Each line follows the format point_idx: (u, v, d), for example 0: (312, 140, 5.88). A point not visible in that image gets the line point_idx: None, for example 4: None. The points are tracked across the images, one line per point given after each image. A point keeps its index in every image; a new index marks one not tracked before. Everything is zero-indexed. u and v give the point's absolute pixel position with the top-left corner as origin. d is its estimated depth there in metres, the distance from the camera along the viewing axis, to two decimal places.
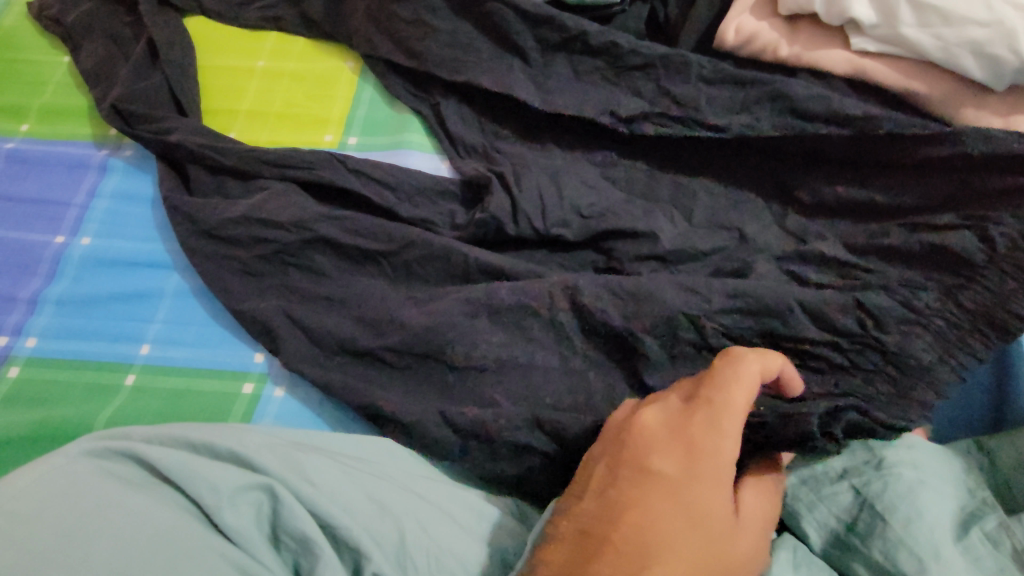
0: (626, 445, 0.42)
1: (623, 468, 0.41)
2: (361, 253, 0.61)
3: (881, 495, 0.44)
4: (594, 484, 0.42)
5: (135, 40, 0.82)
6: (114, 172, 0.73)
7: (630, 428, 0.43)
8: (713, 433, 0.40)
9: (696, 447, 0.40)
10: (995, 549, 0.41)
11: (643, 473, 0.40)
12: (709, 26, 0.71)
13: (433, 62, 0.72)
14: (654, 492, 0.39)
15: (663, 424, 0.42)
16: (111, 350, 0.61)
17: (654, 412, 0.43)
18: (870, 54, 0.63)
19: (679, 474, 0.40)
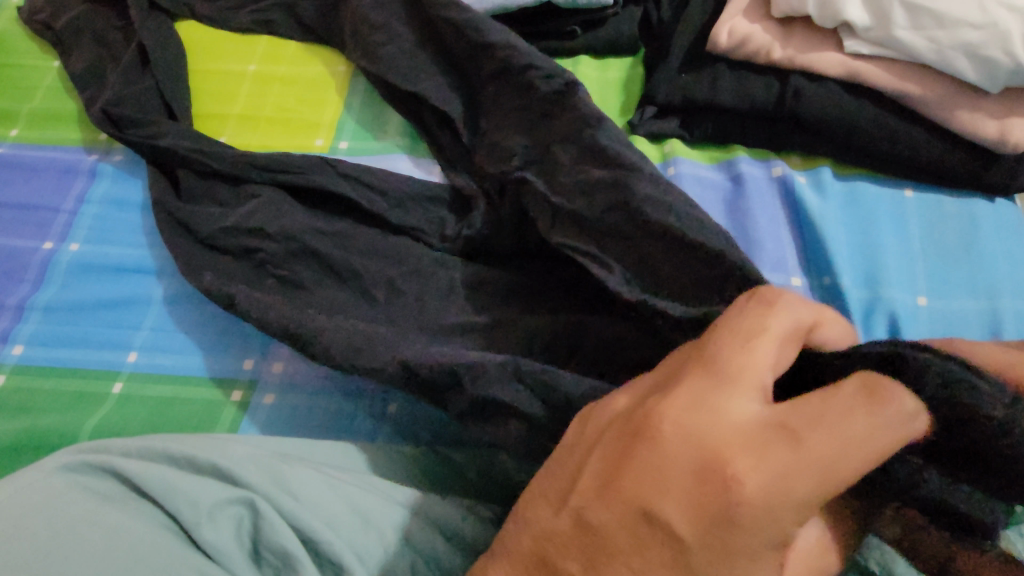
0: (633, 464, 0.33)
1: (625, 498, 0.32)
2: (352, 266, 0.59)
3: None
4: (571, 499, 0.34)
5: (124, 44, 0.81)
6: (104, 177, 0.73)
7: (646, 439, 0.33)
8: (768, 493, 0.30)
9: (736, 509, 0.30)
10: None
11: (648, 517, 0.32)
12: (701, 29, 0.70)
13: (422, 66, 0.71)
14: (655, 547, 0.31)
15: (696, 448, 0.32)
16: (98, 358, 0.61)
17: (695, 427, 0.32)
18: (864, 57, 0.62)
19: (699, 532, 0.31)
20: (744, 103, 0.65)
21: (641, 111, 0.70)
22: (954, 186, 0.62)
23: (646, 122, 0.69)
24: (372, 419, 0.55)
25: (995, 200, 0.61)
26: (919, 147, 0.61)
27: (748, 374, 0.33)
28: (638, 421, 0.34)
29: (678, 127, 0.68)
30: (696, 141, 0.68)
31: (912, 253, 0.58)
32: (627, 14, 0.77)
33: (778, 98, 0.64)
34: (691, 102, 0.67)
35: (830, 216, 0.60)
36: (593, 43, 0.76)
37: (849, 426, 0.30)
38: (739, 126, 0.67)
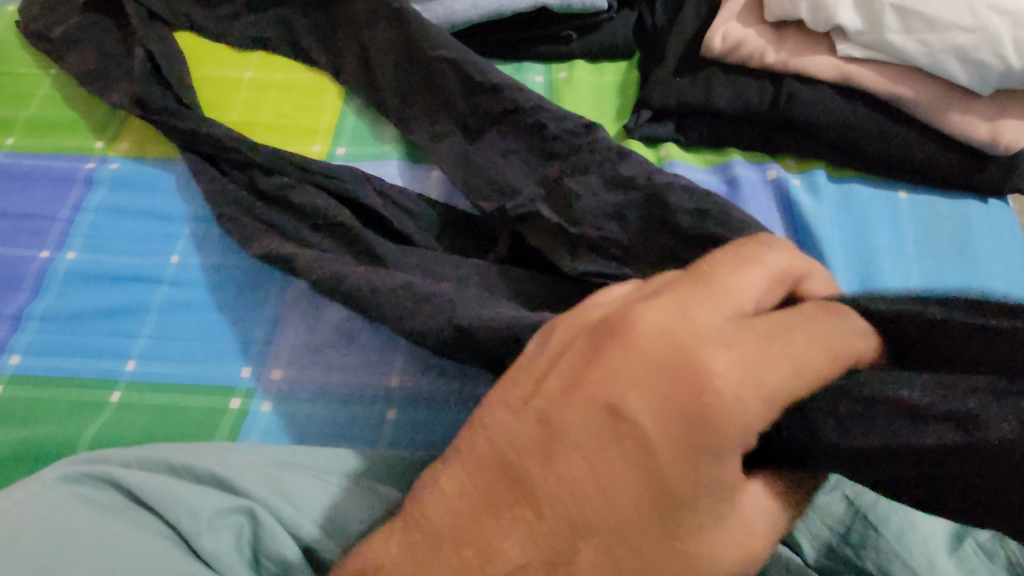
0: (607, 363, 0.35)
1: (593, 392, 0.34)
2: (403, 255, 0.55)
3: (875, 505, 0.45)
4: (537, 400, 0.36)
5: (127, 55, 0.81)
6: (100, 185, 0.72)
7: (621, 337, 0.35)
8: (737, 397, 0.32)
9: (702, 402, 0.32)
10: (988, 559, 0.43)
11: (614, 409, 0.33)
12: (696, 33, 0.71)
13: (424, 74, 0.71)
14: (616, 442, 0.33)
15: (671, 348, 0.34)
16: (96, 367, 0.61)
17: (671, 326, 0.34)
18: (857, 60, 0.62)
19: (661, 424, 0.32)
20: (738, 107, 0.65)
21: (637, 114, 0.70)
22: (947, 187, 0.62)
23: (642, 127, 0.69)
24: (372, 426, 0.56)
25: (988, 201, 0.61)
26: (912, 150, 0.61)
27: (732, 289, 0.35)
28: (623, 330, 0.36)
29: (673, 132, 0.69)
30: (693, 145, 0.68)
31: (906, 253, 0.59)
32: (622, 20, 0.77)
33: (771, 102, 0.64)
34: (687, 106, 0.67)
35: (824, 218, 0.60)
36: (588, 48, 0.77)
37: (816, 342, 0.33)
38: (733, 130, 0.67)
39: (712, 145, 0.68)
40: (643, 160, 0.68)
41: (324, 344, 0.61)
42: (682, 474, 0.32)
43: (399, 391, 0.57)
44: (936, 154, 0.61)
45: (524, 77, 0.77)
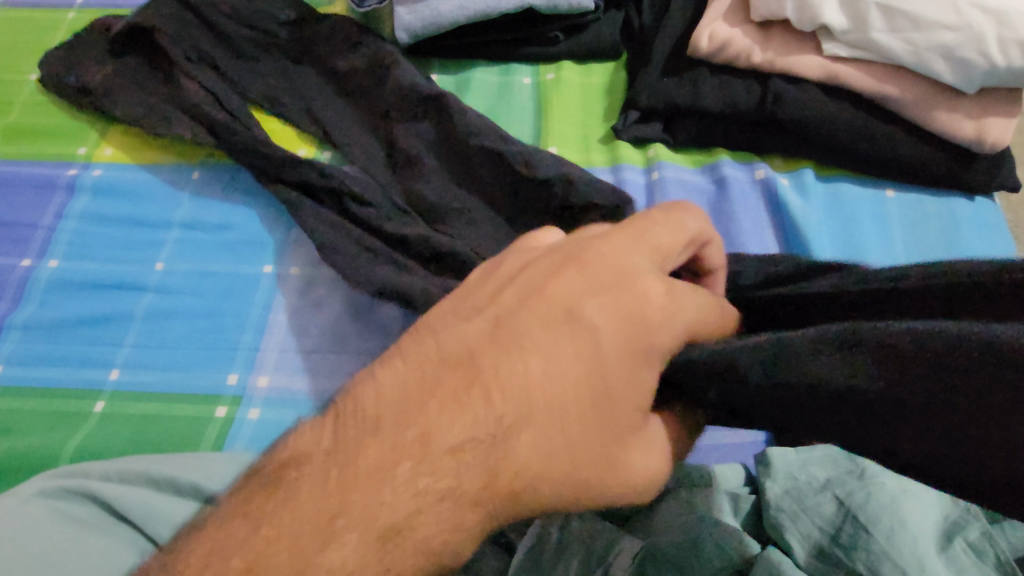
0: (560, 278, 0.38)
1: (546, 299, 0.38)
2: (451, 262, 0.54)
3: (865, 506, 0.46)
4: (494, 307, 0.39)
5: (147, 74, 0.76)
6: (82, 192, 0.71)
7: (571, 258, 0.39)
8: (664, 313, 0.36)
9: (642, 312, 0.36)
10: (979, 559, 0.43)
11: (566, 314, 0.36)
12: (682, 34, 0.70)
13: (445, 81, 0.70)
14: (565, 340, 0.36)
15: (615, 268, 0.38)
16: (80, 377, 0.60)
17: (616, 250, 0.39)
18: (843, 59, 0.62)
19: (605, 326, 0.36)
20: (725, 108, 0.65)
21: (625, 115, 0.70)
22: (934, 184, 0.62)
23: (630, 128, 0.69)
24: None
25: (975, 199, 0.62)
26: (898, 148, 0.61)
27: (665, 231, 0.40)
28: (581, 251, 0.40)
29: (661, 133, 0.69)
30: (682, 146, 0.68)
31: (895, 253, 0.59)
32: (609, 20, 0.77)
33: (758, 102, 0.64)
34: (674, 106, 0.67)
35: (813, 217, 0.60)
36: (575, 49, 0.76)
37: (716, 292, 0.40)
38: (722, 130, 0.67)
39: (700, 146, 0.68)
40: (632, 160, 0.68)
41: (313, 349, 0.60)
42: (615, 375, 0.35)
43: None
44: (923, 152, 0.61)
45: (511, 79, 0.77)
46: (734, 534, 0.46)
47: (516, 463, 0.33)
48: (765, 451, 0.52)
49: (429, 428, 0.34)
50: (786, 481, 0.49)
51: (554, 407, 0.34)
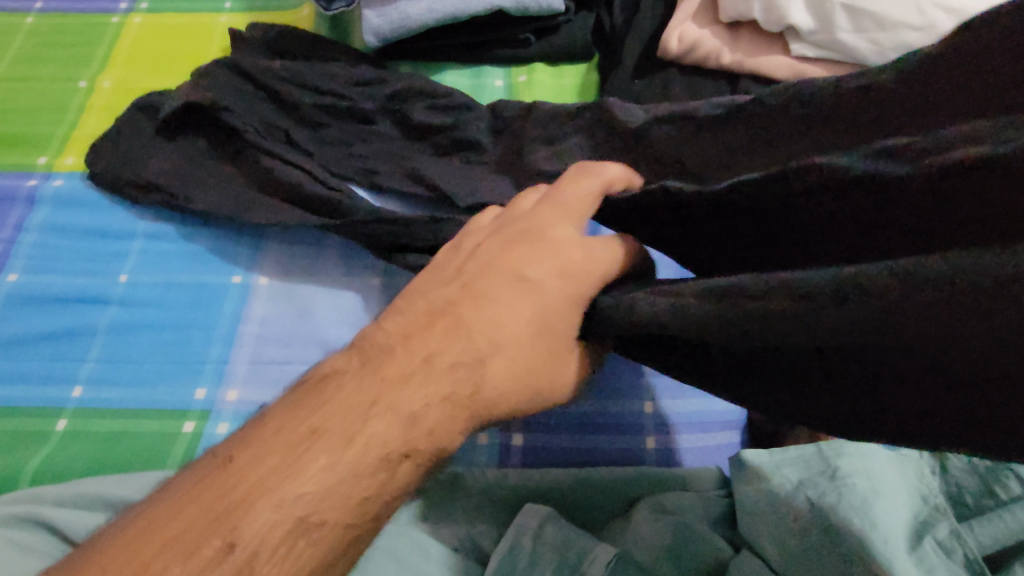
0: (505, 247, 0.44)
1: (497, 264, 0.43)
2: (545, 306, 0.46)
3: (836, 507, 0.47)
4: (454, 277, 0.44)
5: (207, 151, 0.67)
6: (44, 204, 0.70)
7: (513, 228, 0.45)
8: (588, 261, 0.42)
9: (572, 262, 0.42)
10: (947, 555, 0.44)
11: (514, 276, 0.42)
12: (651, 36, 0.70)
13: (531, 134, 0.64)
14: (510, 292, 0.41)
15: (546, 231, 0.44)
16: (41, 395, 0.58)
17: (548, 216, 0.45)
18: (810, 60, 0.63)
19: (549, 278, 0.41)
20: None
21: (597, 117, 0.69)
22: None
23: None
24: None
25: None
26: None
27: (584, 193, 0.46)
28: (520, 221, 0.45)
29: None
30: None
31: None
32: (580, 21, 0.76)
33: None
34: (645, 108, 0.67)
35: None
36: (546, 50, 0.76)
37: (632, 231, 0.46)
38: None
39: None
40: None
41: (284, 361, 0.59)
42: (554, 315, 0.41)
43: None
44: None
45: (483, 82, 0.76)
46: (706, 539, 0.47)
47: (489, 385, 0.39)
48: (738, 455, 0.52)
49: (434, 351, 0.40)
50: (759, 487, 0.49)
51: (515, 343, 0.40)
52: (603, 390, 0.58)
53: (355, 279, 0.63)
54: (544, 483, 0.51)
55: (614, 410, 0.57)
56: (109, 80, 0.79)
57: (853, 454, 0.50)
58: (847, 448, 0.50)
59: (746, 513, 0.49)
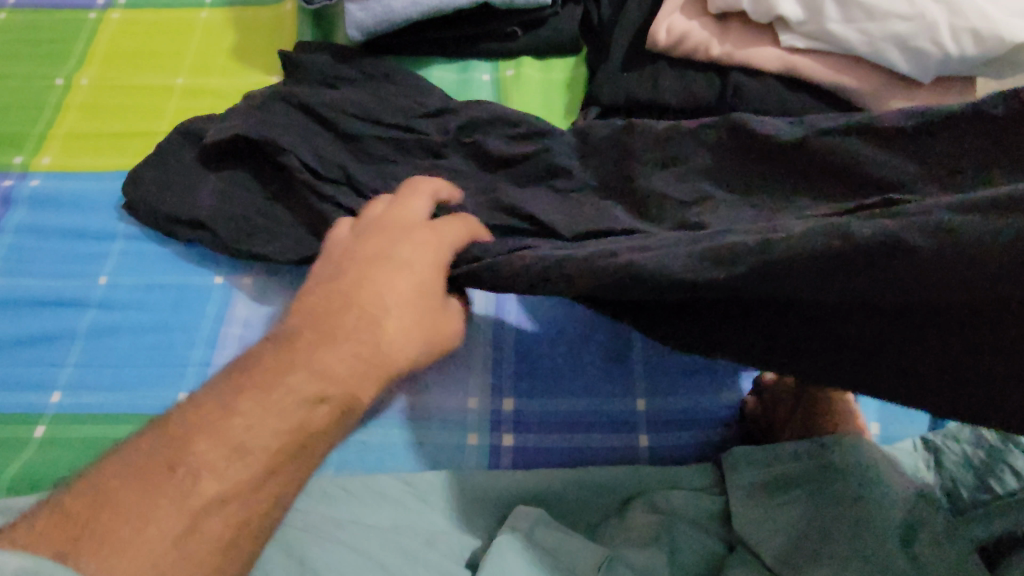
0: (366, 242, 0.48)
1: (364, 256, 0.47)
2: (618, 279, 0.40)
3: (829, 505, 0.47)
4: (322, 282, 0.47)
5: (255, 190, 0.62)
6: (19, 205, 0.68)
7: (371, 230, 0.49)
8: (441, 237, 0.48)
9: (429, 239, 0.48)
10: (944, 548, 0.44)
11: (384, 259, 0.46)
12: (640, 29, 0.69)
13: (644, 153, 0.56)
14: (384, 270, 0.46)
15: (399, 223, 0.49)
16: (18, 401, 0.57)
17: (400, 214, 0.50)
18: (800, 51, 0.62)
19: (416, 254, 0.47)
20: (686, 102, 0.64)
21: (586, 111, 0.68)
22: None
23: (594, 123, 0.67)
24: None
25: None
26: None
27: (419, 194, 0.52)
28: (373, 225, 0.50)
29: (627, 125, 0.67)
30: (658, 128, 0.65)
31: None
32: (567, 14, 0.75)
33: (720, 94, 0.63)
34: (635, 101, 0.66)
35: None
36: (534, 44, 0.75)
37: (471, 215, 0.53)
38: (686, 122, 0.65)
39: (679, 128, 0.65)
40: None
41: None
42: (428, 280, 0.46)
43: None
44: None
45: (470, 77, 0.75)
46: (698, 538, 0.48)
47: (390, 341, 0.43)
48: (729, 452, 0.52)
49: (331, 327, 0.43)
50: (751, 481, 0.50)
51: (400, 304, 0.44)
52: (595, 387, 0.57)
53: None
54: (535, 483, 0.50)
55: (606, 407, 0.56)
56: (86, 78, 0.77)
57: (849, 448, 0.49)
58: (845, 440, 0.49)
59: (740, 512, 0.49)
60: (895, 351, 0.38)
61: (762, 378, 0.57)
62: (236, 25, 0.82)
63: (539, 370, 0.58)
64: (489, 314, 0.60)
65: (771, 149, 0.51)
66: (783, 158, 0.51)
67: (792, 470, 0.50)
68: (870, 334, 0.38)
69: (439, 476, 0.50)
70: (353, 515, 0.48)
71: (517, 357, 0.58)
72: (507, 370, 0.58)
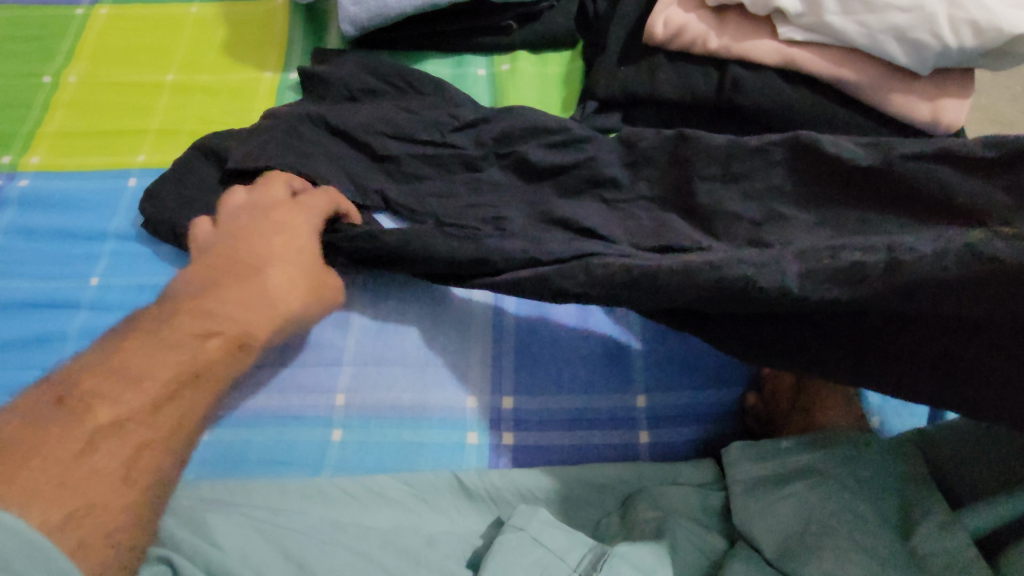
0: (243, 221, 0.54)
1: (243, 232, 0.53)
2: (729, 289, 0.44)
3: (829, 498, 0.46)
4: (206, 258, 0.52)
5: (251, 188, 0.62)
6: (7, 204, 0.66)
7: (246, 210, 0.55)
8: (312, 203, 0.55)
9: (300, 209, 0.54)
10: (947, 542, 0.43)
11: (263, 228, 0.53)
12: (637, 22, 0.69)
13: (703, 167, 0.55)
14: (262, 238, 0.52)
15: (270, 200, 0.55)
16: None
17: (273, 192, 0.56)
18: (798, 43, 0.61)
19: (291, 223, 0.53)
20: (685, 97, 0.64)
21: (584, 106, 0.68)
22: None
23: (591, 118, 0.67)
24: (317, 449, 0.53)
25: None
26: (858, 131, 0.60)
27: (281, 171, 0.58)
28: (247, 206, 0.55)
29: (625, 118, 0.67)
30: (660, 122, 0.66)
31: None
32: (563, 7, 0.74)
33: (718, 88, 0.63)
34: (632, 96, 0.66)
35: None
36: (530, 38, 0.74)
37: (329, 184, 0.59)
38: (684, 114, 0.65)
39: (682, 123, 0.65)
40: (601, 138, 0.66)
41: (260, 363, 0.57)
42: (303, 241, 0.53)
43: (346, 411, 0.55)
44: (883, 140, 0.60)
45: (465, 71, 0.74)
46: (699, 535, 0.47)
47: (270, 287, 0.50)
48: (727, 448, 0.51)
49: (218, 288, 0.49)
50: (751, 475, 0.49)
51: (286, 262, 0.51)
52: (595, 384, 0.57)
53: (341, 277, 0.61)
54: (535, 483, 0.50)
55: (605, 404, 0.56)
56: (75, 75, 0.76)
57: (848, 443, 0.49)
58: (839, 441, 0.50)
59: (739, 507, 0.48)
60: (938, 367, 0.43)
61: (762, 374, 0.57)
62: (227, 20, 0.81)
63: (539, 367, 0.57)
64: (488, 308, 0.60)
65: (847, 176, 0.50)
66: (858, 186, 0.50)
67: (789, 464, 0.49)
68: (915, 346, 0.44)
69: (440, 476, 0.50)
70: (351, 517, 0.47)
71: (516, 355, 0.58)
72: (506, 368, 0.57)
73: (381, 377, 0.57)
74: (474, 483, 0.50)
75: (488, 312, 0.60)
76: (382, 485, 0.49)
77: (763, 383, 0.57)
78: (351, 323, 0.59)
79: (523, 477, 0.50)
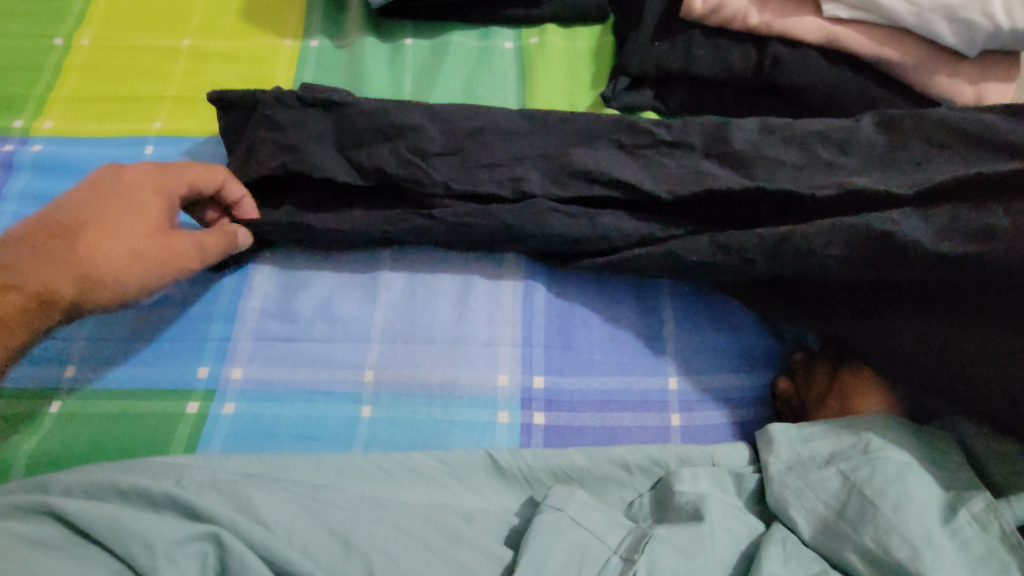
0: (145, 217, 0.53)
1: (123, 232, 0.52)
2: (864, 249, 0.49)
3: (870, 479, 0.45)
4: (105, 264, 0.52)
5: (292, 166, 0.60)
6: (22, 171, 0.64)
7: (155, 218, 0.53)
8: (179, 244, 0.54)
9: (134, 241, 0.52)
10: (983, 530, 0.42)
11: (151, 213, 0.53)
12: None
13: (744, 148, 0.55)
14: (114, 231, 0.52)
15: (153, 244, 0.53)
16: (35, 376, 0.54)
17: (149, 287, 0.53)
18: (843, 21, 0.60)
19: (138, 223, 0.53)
20: (721, 75, 0.63)
21: (615, 82, 0.66)
22: None
23: (622, 95, 0.65)
24: (346, 426, 0.52)
25: None
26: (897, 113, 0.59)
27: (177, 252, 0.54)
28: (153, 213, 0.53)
29: (658, 96, 0.65)
30: (693, 99, 0.64)
31: None
32: None
33: (758, 66, 0.61)
34: (666, 72, 0.64)
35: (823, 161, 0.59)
36: (560, 11, 0.72)
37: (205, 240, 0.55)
38: (718, 93, 0.64)
39: (716, 99, 0.64)
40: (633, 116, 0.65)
41: (290, 337, 0.56)
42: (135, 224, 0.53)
43: (375, 387, 0.54)
44: None
45: (492, 44, 0.72)
46: (739, 519, 0.47)
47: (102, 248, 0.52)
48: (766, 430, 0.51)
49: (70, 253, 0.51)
50: (790, 456, 0.49)
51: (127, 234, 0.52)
52: (626, 365, 0.56)
53: (367, 251, 0.60)
54: (568, 462, 0.49)
55: (637, 386, 0.55)
56: (87, 38, 0.73)
57: (887, 427, 0.48)
58: (878, 422, 0.49)
59: (779, 493, 0.47)
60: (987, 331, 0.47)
61: (794, 359, 0.56)
62: None
63: (570, 347, 0.56)
64: (517, 287, 0.59)
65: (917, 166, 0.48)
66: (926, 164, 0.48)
67: (827, 442, 0.49)
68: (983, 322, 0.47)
69: (474, 455, 0.49)
70: (387, 493, 0.47)
71: (547, 335, 0.57)
72: (537, 348, 0.56)
73: (415, 353, 0.56)
74: (509, 462, 0.49)
75: (519, 291, 0.58)
76: (418, 463, 0.48)
77: (795, 367, 0.56)
78: (381, 295, 0.58)
79: (556, 454, 0.50)
